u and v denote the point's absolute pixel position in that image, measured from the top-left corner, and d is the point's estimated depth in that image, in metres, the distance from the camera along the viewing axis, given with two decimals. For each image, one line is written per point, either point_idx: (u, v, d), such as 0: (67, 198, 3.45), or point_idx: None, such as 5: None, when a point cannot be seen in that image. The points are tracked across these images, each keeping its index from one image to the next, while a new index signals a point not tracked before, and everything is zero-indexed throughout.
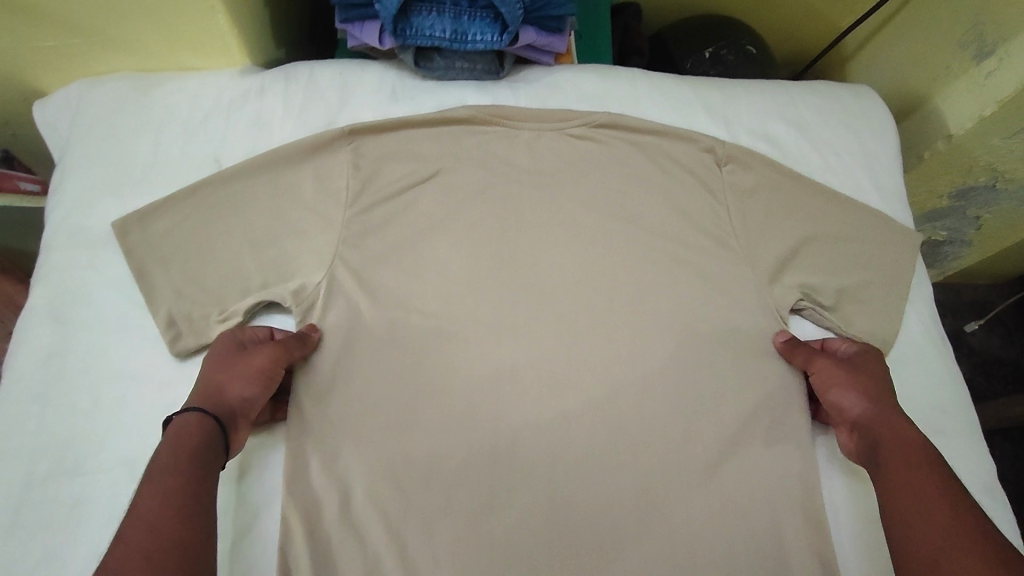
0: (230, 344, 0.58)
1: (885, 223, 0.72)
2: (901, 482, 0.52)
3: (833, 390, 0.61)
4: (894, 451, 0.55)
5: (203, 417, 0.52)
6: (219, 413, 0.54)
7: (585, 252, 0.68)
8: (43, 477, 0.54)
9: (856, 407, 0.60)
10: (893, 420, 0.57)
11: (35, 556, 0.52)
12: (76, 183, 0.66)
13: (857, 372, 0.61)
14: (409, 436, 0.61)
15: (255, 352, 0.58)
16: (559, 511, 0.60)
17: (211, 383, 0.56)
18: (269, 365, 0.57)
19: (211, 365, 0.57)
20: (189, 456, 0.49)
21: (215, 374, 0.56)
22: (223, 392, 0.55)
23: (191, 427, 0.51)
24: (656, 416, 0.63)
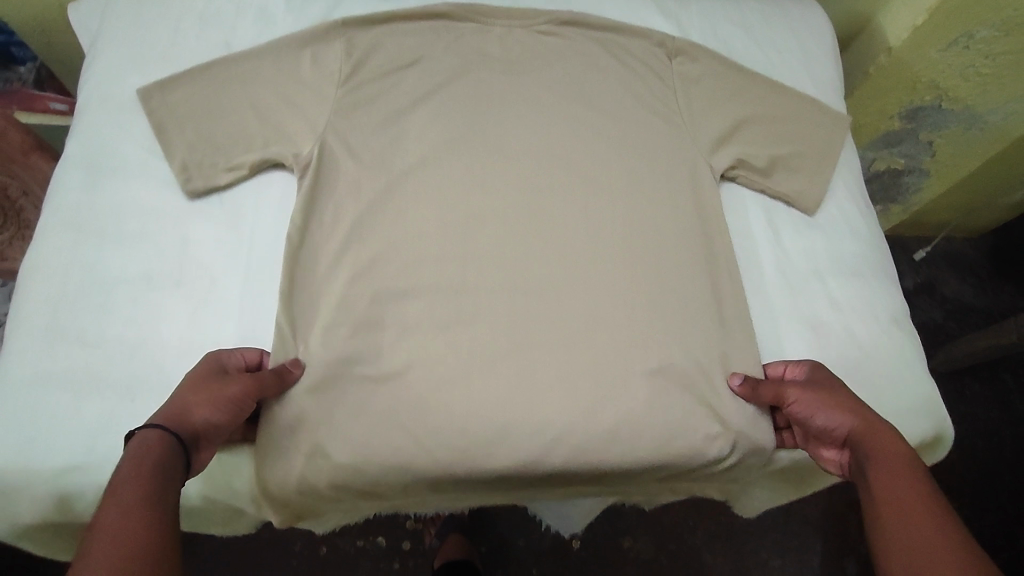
0: (212, 367, 0.59)
1: (818, 107, 0.80)
2: (898, 507, 0.53)
3: (807, 414, 0.63)
4: (885, 473, 0.55)
5: (167, 434, 0.52)
6: (184, 436, 0.54)
7: (548, 127, 0.77)
8: (75, 285, 0.64)
9: (840, 424, 0.61)
10: (877, 440, 0.58)
11: (71, 343, 0.62)
12: (106, 60, 0.76)
13: (833, 395, 0.62)
14: (386, 277, 0.69)
15: (235, 379, 0.59)
16: (518, 342, 0.67)
17: (181, 404, 0.55)
18: (243, 396, 0.58)
19: (189, 384, 0.57)
20: (154, 467, 0.49)
21: (185, 394, 0.56)
22: (191, 411, 0.56)
23: (156, 441, 0.51)
24: (606, 261, 0.72)
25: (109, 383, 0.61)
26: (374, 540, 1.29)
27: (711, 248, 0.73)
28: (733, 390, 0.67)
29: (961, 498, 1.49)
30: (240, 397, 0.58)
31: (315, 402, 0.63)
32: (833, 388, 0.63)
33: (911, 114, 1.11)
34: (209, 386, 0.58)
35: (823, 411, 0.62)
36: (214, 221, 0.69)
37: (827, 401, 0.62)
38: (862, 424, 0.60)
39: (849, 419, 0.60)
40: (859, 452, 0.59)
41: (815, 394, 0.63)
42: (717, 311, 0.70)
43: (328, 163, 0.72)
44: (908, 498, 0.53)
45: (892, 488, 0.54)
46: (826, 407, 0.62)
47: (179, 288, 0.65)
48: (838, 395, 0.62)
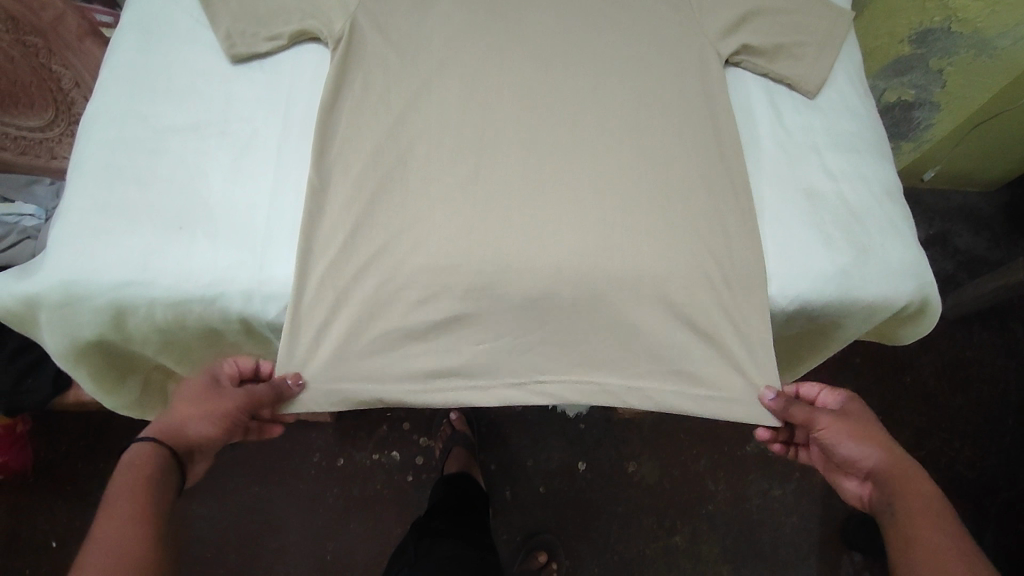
0: (209, 385, 0.70)
1: (825, 3, 0.84)
2: (913, 530, 0.64)
3: (836, 444, 0.71)
4: (907, 502, 0.66)
5: (161, 450, 0.64)
6: (173, 445, 0.66)
7: (565, 15, 0.82)
8: (130, 132, 0.70)
9: (867, 458, 0.70)
10: (899, 472, 0.68)
11: (126, 178, 0.68)
12: None
13: (864, 430, 0.72)
14: (405, 141, 0.73)
15: (223, 394, 0.68)
16: (529, 202, 0.72)
17: (180, 415, 0.67)
18: (229, 412, 0.68)
19: (187, 399, 0.69)
20: (147, 470, 0.62)
21: (188, 409, 0.68)
22: (190, 427, 0.67)
23: (146, 455, 0.63)
24: (615, 135, 0.76)
25: (158, 213, 0.67)
26: (390, 454, 1.34)
27: (717, 121, 0.76)
28: (761, 402, 0.69)
29: (974, 442, 1.44)
30: (226, 410, 0.68)
31: (340, 241, 0.68)
32: (860, 421, 0.73)
33: (920, 39, 1.15)
34: (204, 398, 0.68)
35: (852, 442, 0.71)
36: (255, 84, 0.75)
37: (859, 437, 0.71)
38: (889, 461, 0.70)
39: (880, 454, 0.70)
40: (882, 483, 0.69)
41: (848, 428, 0.71)
42: (719, 181, 0.74)
43: (357, 37, 0.76)
44: (924, 523, 0.64)
45: (914, 518, 0.64)
46: (855, 440, 0.71)
47: (223, 137, 0.71)
48: (863, 428, 0.72)
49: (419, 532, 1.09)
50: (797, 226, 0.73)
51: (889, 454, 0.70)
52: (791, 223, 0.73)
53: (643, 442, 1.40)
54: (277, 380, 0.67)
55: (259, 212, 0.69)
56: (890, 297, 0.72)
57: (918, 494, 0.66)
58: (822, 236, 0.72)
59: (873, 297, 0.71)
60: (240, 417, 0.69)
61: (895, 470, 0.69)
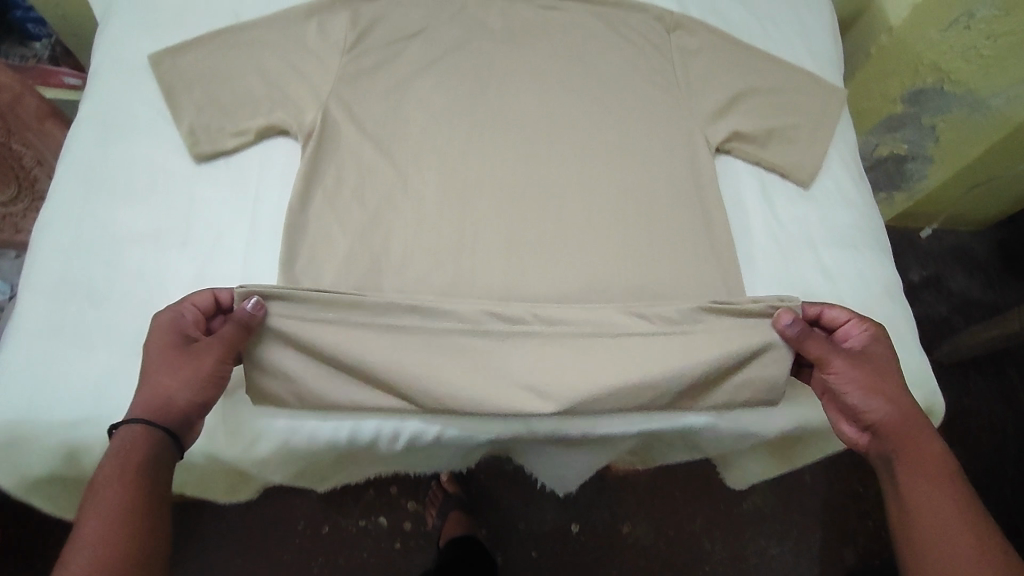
0: (175, 335, 0.58)
1: (817, 82, 0.81)
2: (916, 506, 0.59)
3: (845, 391, 0.63)
4: (914, 475, 0.60)
5: (152, 433, 0.54)
6: (166, 425, 0.55)
7: (547, 99, 0.78)
8: (88, 241, 0.66)
9: (876, 412, 0.62)
10: (910, 436, 0.61)
11: (82, 294, 0.63)
12: (117, 23, 0.77)
13: (880, 381, 0.63)
14: (381, 239, 0.69)
15: (199, 352, 0.58)
16: (511, 301, 0.67)
17: (160, 389, 0.56)
18: (217, 366, 0.58)
19: (153, 362, 0.57)
20: (135, 474, 0.52)
21: (161, 377, 0.56)
22: (173, 396, 0.56)
23: (133, 446, 0.53)
24: (602, 227, 0.72)
25: (113, 335, 0.62)
26: (377, 520, 1.25)
27: (707, 212, 0.73)
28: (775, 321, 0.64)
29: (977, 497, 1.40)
30: (215, 368, 0.58)
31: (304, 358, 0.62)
32: (881, 366, 0.64)
33: (913, 97, 1.11)
34: (179, 360, 0.57)
35: (868, 393, 0.62)
36: (221, 184, 0.71)
37: (876, 385, 0.62)
38: (901, 416, 0.62)
39: (891, 410, 0.62)
40: (889, 446, 0.62)
41: (862, 376, 0.63)
42: (712, 275, 0.70)
43: (330, 129, 0.73)
44: (933, 498, 0.59)
45: (920, 490, 0.59)
46: (869, 390, 0.62)
47: (187, 248, 0.67)
48: (883, 378, 0.63)
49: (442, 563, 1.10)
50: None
51: (904, 413, 0.62)
52: None
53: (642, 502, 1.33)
54: (238, 310, 0.59)
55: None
56: None
57: (928, 466, 0.60)
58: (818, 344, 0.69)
59: None
60: (227, 369, 0.59)
61: (905, 431, 0.61)
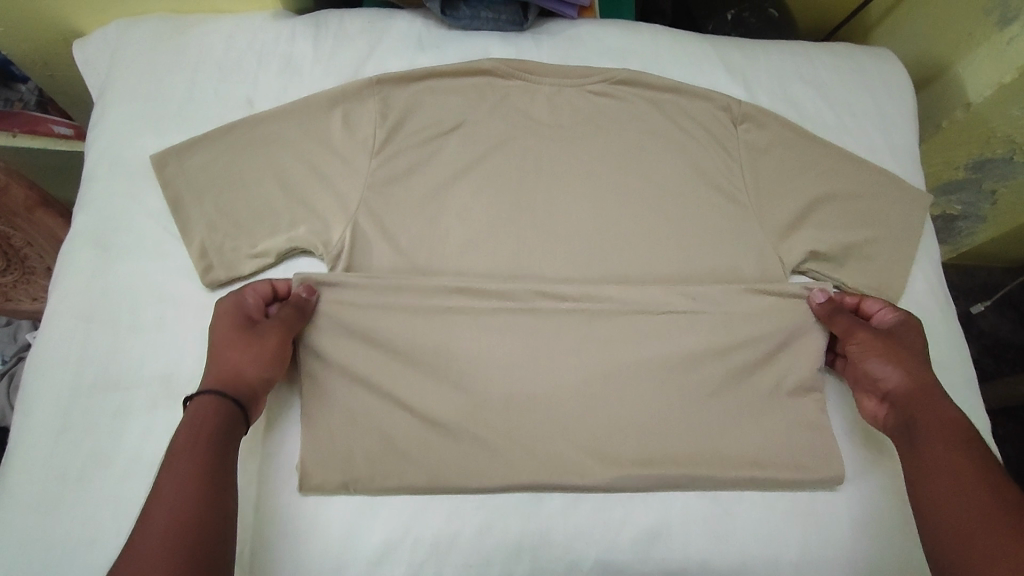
0: (240, 315, 0.59)
1: (897, 184, 0.73)
2: (933, 463, 0.54)
3: (865, 359, 0.62)
4: (930, 436, 0.56)
5: (222, 403, 0.54)
6: (235, 395, 0.55)
7: (600, 206, 0.70)
8: (90, 388, 0.58)
9: (896, 379, 0.60)
10: (928, 402, 0.58)
11: (82, 458, 0.55)
12: (116, 116, 0.69)
13: (901, 353, 0.61)
14: (418, 381, 0.62)
15: (263, 329, 0.58)
16: (565, 457, 0.61)
17: (230, 364, 0.56)
18: (281, 344, 0.59)
19: (220, 343, 0.58)
20: (209, 440, 0.51)
21: (230, 354, 0.57)
22: (242, 373, 0.56)
23: (206, 414, 0.53)
24: (668, 365, 0.64)
25: (120, 511, 0.54)
26: None
27: (771, 349, 0.65)
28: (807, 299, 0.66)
29: None
30: (279, 346, 0.58)
31: (354, 540, 0.57)
32: (906, 342, 0.63)
33: (977, 165, 0.97)
34: (247, 336, 0.58)
35: (887, 362, 0.61)
36: None
37: (896, 355, 0.61)
38: (919, 385, 0.59)
39: (911, 377, 0.60)
40: (906, 411, 0.58)
41: (883, 345, 0.62)
42: (784, 421, 0.64)
43: (361, 247, 0.65)
44: (948, 455, 0.54)
45: (936, 447, 0.55)
46: (889, 358, 0.61)
47: None
48: (907, 351, 0.62)
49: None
50: (888, 501, 0.63)
51: (922, 384, 0.60)
52: (873, 484, 0.64)
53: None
54: (296, 293, 0.61)
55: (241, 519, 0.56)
56: None
57: (943, 426, 0.56)
58: (905, 514, 0.63)
59: None
60: (289, 349, 0.60)
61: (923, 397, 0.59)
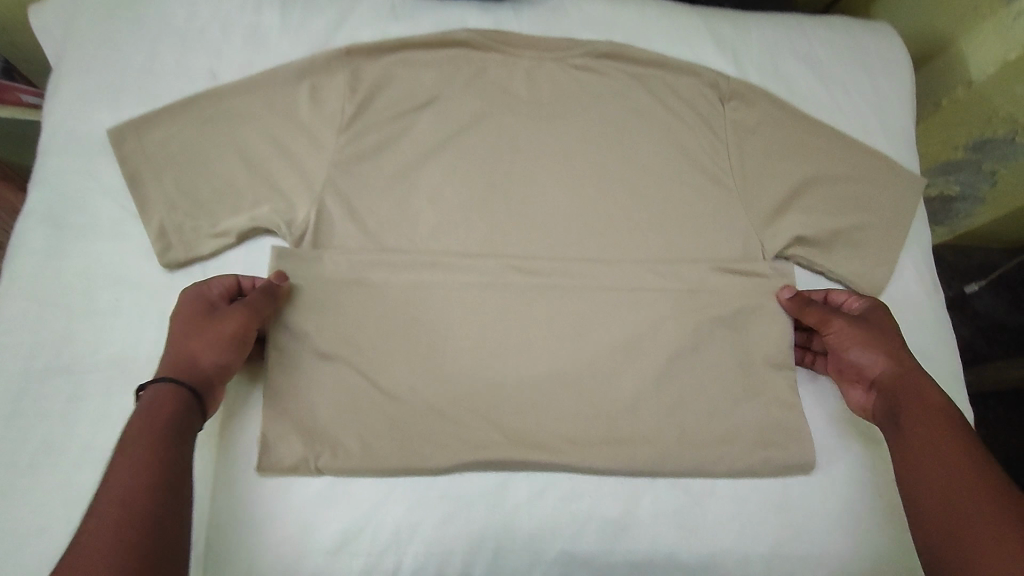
0: (199, 303, 0.56)
1: (890, 167, 0.71)
2: (920, 447, 0.53)
3: (844, 347, 0.61)
4: (917, 421, 0.55)
5: (176, 389, 0.51)
6: (189, 383, 0.52)
7: (578, 186, 0.67)
8: (40, 373, 0.56)
9: (877, 365, 0.59)
10: (910, 385, 0.57)
11: (34, 443, 0.55)
12: (71, 87, 0.65)
13: (877, 338, 0.60)
14: (384, 368, 0.60)
15: (222, 315, 0.56)
16: (534, 447, 0.59)
17: (185, 352, 0.54)
18: (240, 330, 0.56)
19: (181, 328, 0.55)
20: (167, 426, 0.49)
21: (191, 340, 0.55)
22: (201, 359, 0.54)
23: (158, 400, 0.50)
24: (642, 353, 0.63)
25: (73, 497, 0.54)
26: None
27: (746, 339, 0.64)
28: (777, 296, 0.65)
29: None
30: (238, 331, 0.56)
31: (316, 526, 0.56)
32: (881, 326, 0.61)
33: (978, 145, 0.93)
34: (205, 322, 0.55)
35: (866, 347, 0.60)
36: None
37: (872, 340, 0.60)
38: (899, 368, 0.58)
39: (890, 360, 0.59)
40: (891, 396, 0.57)
41: (860, 331, 0.60)
42: (759, 412, 0.63)
43: (327, 228, 0.62)
44: (935, 437, 0.53)
45: (923, 432, 0.54)
46: (867, 344, 0.60)
47: None
48: (883, 336, 0.60)
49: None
50: (863, 491, 0.62)
51: (902, 367, 0.58)
52: (848, 474, 0.63)
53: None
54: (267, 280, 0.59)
55: (200, 508, 0.55)
56: None
57: (927, 408, 0.55)
58: (878, 504, 0.62)
59: None
60: (250, 336, 0.57)
61: (905, 381, 0.57)
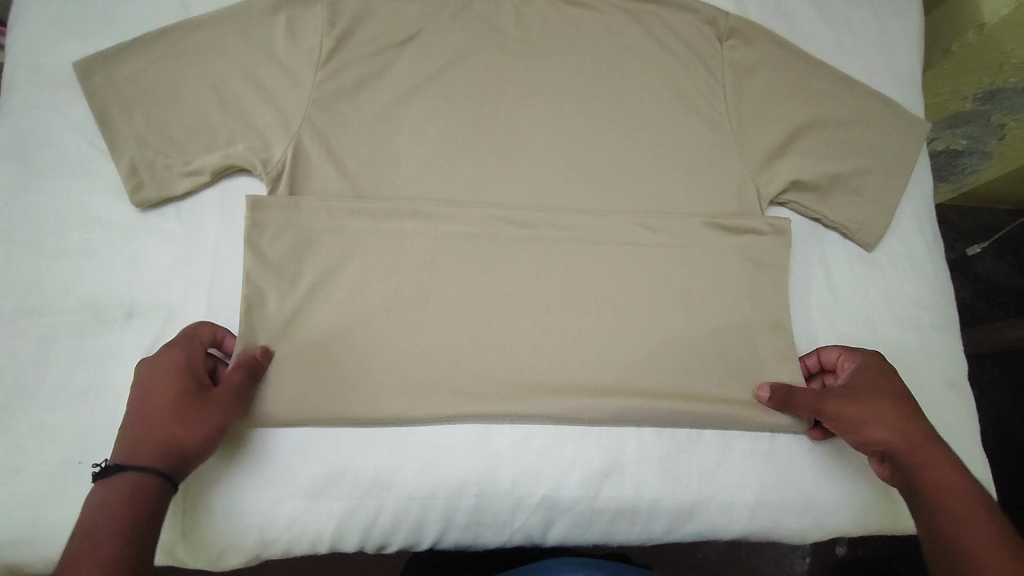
0: (180, 380, 0.51)
1: (894, 110, 0.68)
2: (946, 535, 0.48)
3: (847, 431, 0.55)
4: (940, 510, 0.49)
5: (143, 487, 0.47)
6: (162, 476, 0.48)
7: (566, 128, 0.65)
8: (11, 314, 0.55)
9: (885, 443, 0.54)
10: (926, 464, 0.51)
11: (5, 384, 0.54)
12: (35, 17, 0.62)
13: (876, 406, 0.55)
14: (364, 313, 0.58)
15: (205, 400, 0.51)
16: (518, 398, 0.57)
17: (160, 438, 0.49)
18: (225, 416, 0.51)
19: (139, 414, 0.50)
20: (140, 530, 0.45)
21: (165, 421, 0.49)
22: (180, 441, 0.49)
23: (118, 500, 0.45)
24: (628, 301, 0.61)
25: (48, 437, 0.53)
26: None
27: (737, 287, 0.62)
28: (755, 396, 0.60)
29: None
30: (223, 419, 0.51)
31: (296, 470, 0.55)
32: (879, 393, 0.55)
33: (986, 96, 0.89)
34: (185, 407, 0.50)
35: (868, 424, 0.54)
36: (171, 239, 0.59)
37: (873, 415, 0.54)
38: (908, 440, 0.53)
39: (892, 431, 0.53)
40: (906, 475, 0.52)
41: (855, 408, 0.55)
42: (752, 363, 0.61)
43: (304, 168, 0.60)
44: (963, 524, 0.48)
45: (948, 519, 0.49)
46: (870, 422, 0.54)
47: (131, 321, 0.57)
48: (885, 404, 0.55)
49: (416, 566, 0.73)
50: None
51: (914, 437, 0.53)
52: None
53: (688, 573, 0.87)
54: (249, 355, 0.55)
55: None
56: None
57: (949, 495, 0.50)
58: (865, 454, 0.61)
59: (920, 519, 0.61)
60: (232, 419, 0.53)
61: (912, 450, 0.52)
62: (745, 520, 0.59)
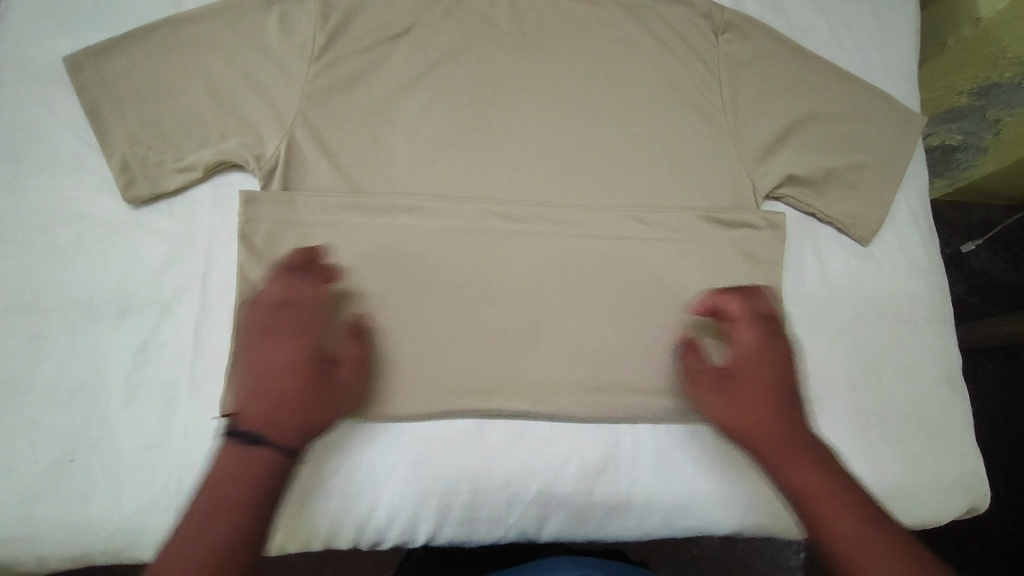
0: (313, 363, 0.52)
1: (890, 105, 0.67)
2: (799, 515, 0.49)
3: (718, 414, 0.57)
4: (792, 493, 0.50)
5: (276, 458, 0.47)
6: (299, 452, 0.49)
7: (561, 123, 0.64)
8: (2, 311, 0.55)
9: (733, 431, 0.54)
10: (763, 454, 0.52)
11: None
12: (25, 11, 0.62)
13: (721, 398, 0.54)
14: (357, 310, 0.58)
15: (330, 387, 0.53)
16: (513, 393, 0.57)
17: (301, 416, 0.50)
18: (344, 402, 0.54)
19: (268, 380, 0.50)
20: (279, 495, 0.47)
21: (308, 401, 0.50)
22: (315, 421, 0.51)
23: (258, 466, 0.47)
24: (623, 296, 0.61)
25: (40, 436, 0.53)
26: None
27: (734, 282, 0.62)
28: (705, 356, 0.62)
29: None
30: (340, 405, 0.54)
31: None
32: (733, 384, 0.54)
33: (982, 91, 0.89)
34: (320, 391, 0.52)
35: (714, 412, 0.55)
36: (163, 236, 0.59)
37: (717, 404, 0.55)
38: (737, 432, 0.53)
39: (728, 421, 0.54)
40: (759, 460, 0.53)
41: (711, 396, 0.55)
42: None
43: (297, 163, 0.59)
44: (808, 506, 0.48)
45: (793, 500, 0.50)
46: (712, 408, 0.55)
47: (123, 319, 0.56)
48: (736, 395, 0.54)
49: (411, 564, 0.73)
50: (846, 435, 0.61)
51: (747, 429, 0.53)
52: (834, 418, 0.62)
53: (683, 568, 0.87)
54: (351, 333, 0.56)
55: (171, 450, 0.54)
56: (932, 514, 0.62)
57: (801, 479, 0.50)
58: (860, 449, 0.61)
59: (913, 515, 0.61)
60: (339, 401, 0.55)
61: (761, 441, 0.52)
62: (740, 515, 0.59)
